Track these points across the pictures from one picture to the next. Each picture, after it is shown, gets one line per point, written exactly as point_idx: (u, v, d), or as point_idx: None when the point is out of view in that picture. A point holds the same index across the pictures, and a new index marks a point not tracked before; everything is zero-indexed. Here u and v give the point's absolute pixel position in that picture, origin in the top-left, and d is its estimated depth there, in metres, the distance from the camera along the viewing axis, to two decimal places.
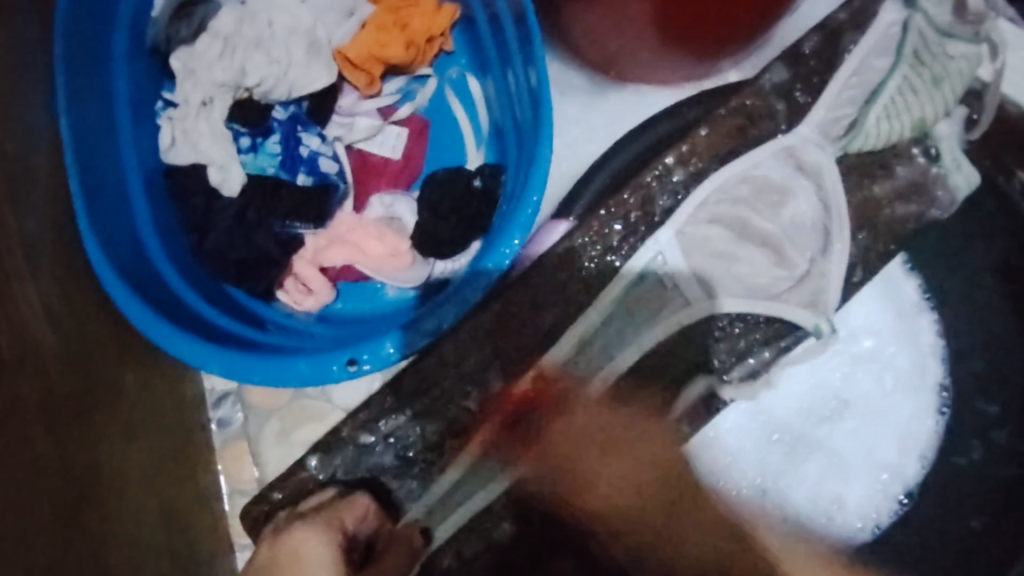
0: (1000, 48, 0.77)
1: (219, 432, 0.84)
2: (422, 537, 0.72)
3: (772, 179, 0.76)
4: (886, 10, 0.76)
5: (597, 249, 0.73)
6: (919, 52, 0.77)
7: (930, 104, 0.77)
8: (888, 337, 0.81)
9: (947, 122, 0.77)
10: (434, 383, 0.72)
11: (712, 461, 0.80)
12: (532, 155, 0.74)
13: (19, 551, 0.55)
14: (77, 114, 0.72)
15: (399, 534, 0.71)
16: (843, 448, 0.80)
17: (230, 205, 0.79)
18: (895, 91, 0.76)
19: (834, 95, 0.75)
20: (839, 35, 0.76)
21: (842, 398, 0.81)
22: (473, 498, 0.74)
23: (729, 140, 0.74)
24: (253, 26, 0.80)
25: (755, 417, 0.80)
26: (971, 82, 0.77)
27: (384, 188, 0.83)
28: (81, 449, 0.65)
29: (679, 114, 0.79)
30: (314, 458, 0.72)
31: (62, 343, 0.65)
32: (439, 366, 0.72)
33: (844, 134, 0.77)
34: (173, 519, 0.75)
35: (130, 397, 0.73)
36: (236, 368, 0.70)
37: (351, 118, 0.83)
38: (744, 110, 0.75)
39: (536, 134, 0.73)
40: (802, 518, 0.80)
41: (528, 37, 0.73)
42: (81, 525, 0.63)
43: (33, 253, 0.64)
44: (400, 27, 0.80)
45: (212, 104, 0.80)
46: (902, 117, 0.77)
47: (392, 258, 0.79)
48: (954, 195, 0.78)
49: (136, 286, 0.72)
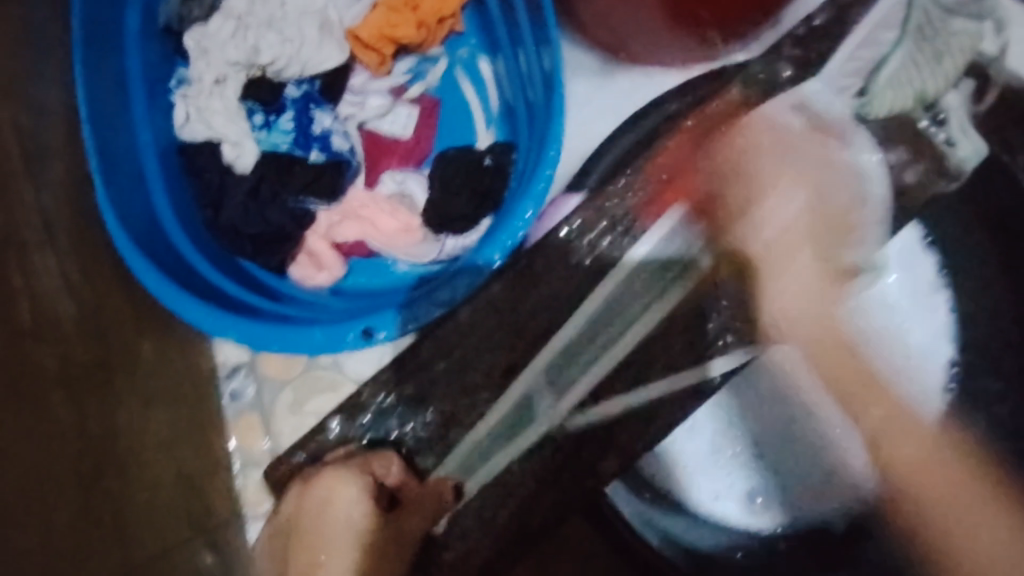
0: (1004, 23, 0.70)
1: (232, 404, 0.85)
2: (450, 495, 0.69)
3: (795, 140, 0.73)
4: None
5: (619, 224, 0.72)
6: (923, 27, 0.74)
7: (934, 76, 0.72)
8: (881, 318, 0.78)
9: (953, 92, 0.71)
10: (455, 347, 0.73)
11: (718, 434, 0.79)
12: (544, 131, 0.75)
13: (36, 509, 0.56)
14: (95, 92, 0.73)
15: (425, 496, 0.69)
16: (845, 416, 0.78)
17: (246, 177, 0.81)
18: (897, 65, 0.73)
19: (838, 65, 0.74)
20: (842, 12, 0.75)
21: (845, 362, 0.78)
22: (497, 457, 0.69)
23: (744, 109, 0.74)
24: (267, 8, 0.82)
25: (759, 386, 0.79)
26: (974, 56, 0.71)
27: (396, 166, 0.84)
28: (99, 416, 0.66)
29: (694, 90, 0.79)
30: (337, 421, 0.74)
31: (77, 312, 0.67)
32: (456, 334, 0.73)
33: (857, 99, 0.74)
34: (190, 488, 0.77)
35: (149, 368, 0.75)
36: (254, 336, 0.72)
37: (363, 97, 0.84)
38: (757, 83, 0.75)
39: (548, 110, 0.74)
40: (796, 494, 0.78)
41: (541, 20, 0.74)
42: (101, 488, 0.64)
43: (49, 224, 0.65)
44: (411, 9, 0.81)
45: (225, 82, 0.81)
46: (908, 90, 0.73)
47: (405, 233, 0.80)
48: (961, 167, 0.71)
49: (152, 256, 0.73)
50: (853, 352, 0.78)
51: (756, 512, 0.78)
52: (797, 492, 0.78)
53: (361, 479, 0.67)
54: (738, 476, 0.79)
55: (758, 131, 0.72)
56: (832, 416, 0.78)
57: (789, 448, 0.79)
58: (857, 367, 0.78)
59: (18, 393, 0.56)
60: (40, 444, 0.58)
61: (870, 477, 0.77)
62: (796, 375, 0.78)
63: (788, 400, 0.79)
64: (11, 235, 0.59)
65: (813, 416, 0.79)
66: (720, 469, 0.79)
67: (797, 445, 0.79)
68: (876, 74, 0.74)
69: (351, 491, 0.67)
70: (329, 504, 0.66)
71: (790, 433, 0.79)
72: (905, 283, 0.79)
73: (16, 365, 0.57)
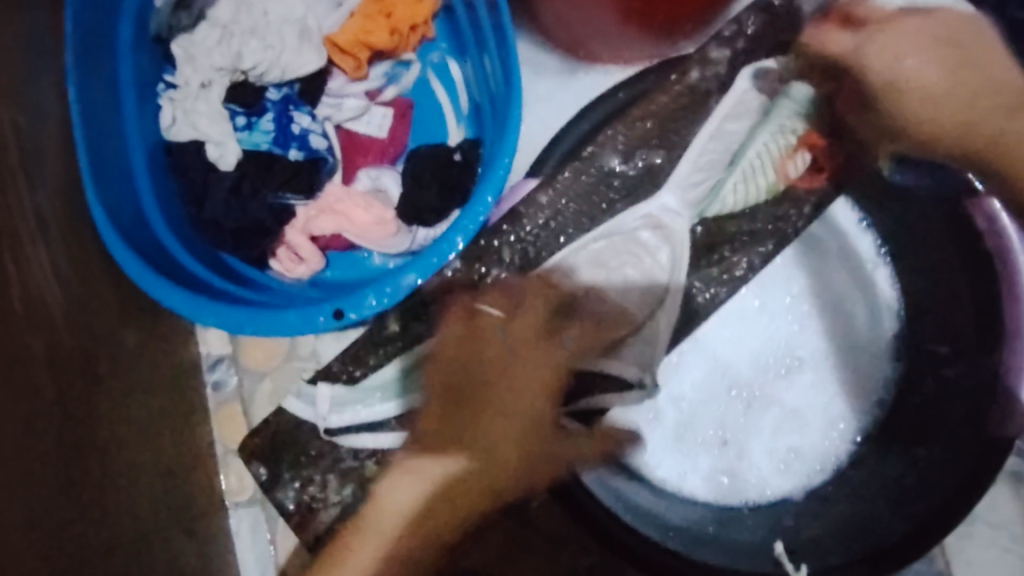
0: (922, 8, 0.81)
1: (215, 395, 0.90)
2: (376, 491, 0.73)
3: (630, 241, 0.76)
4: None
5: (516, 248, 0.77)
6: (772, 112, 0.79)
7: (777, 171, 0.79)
8: (827, 306, 0.82)
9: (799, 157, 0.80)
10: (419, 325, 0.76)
11: (676, 418, 0.80)
12: (504, 121, 0.78)
13: (26, 480, 0.59)
14: (87, 96, 0.78)
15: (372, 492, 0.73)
16: (793, 394, 0.81)
17: (226, 177, 0.85)
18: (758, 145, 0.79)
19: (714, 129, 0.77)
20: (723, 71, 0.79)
21: (798, 344, 0.81)
22: None
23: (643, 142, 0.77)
24: (250, 17, 0.87)
25: (712, 371, 0.81)
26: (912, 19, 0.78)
27: (371, 163, 0.88)
28: (83, 399, 0.70)
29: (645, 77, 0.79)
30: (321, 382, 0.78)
31: (66, 301, 0.71)
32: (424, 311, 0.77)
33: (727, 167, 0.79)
34: (169, 474, 0.81)
35: (132, 356, 0.79)
36: (228, 319, 0.76)
37: (340, 99, 0.89)
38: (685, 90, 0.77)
39: (507, 101, 0.78)
40: (762, 470, 0.79)
41: (500, 23, 0.79)
42: (84, 464, 0.68)
43: (42, 220, 0.70)
44: (385, 16, 0.87)
45: (210, 86, 0.86)
46: (701, 187, 0.78)
47: (378, 226, 0.84)
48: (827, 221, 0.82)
49: (139, 251, 0.78)
50: (800, 336, 0.81)
51: (725, 492, 0.78)
52: (764, 464, 0.79)
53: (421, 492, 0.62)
54: (703, 462, 0.80)
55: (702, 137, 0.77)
56: (784, 398, 0.81)
57: (750, 423, 0.80)
58: (810, 347, 0.81)
59: (11, 371, 0.60)
60: (28, 415, 0.61)
61: (830, 448, 0.79)
62: (746, 361, 0.81)
63: (741, 391, 0.81)
64: (10, 231, 0.64)
65: (767, 398, 0.81)
66: (682, 450, 0.80)
67: (764, 423, 0.80)
68: (711, 169, 0.78)
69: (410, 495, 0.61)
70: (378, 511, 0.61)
71: (750, 408, 0.80)
72: (843, 263, 0.82)
73: (11, 349, 0.61)
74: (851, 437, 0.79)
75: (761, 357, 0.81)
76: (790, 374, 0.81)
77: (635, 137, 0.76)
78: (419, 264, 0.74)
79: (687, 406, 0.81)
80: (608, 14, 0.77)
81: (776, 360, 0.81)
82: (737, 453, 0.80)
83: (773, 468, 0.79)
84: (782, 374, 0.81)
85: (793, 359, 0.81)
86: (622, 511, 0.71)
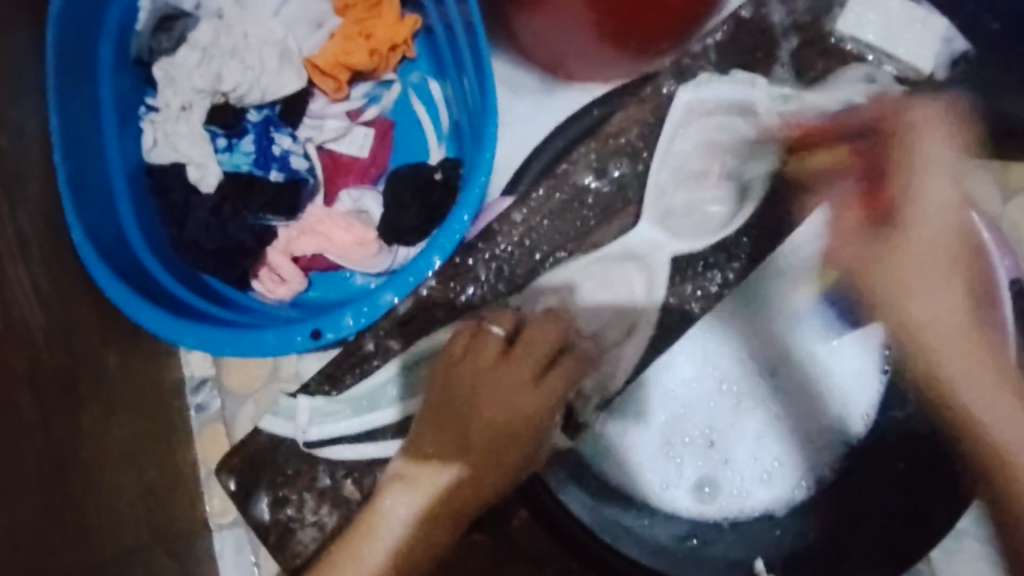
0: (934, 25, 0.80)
1: (197, 416, 0.90)
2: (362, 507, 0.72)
3: (609, 269, 0.76)
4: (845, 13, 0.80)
5: (493, 269, 0.77)
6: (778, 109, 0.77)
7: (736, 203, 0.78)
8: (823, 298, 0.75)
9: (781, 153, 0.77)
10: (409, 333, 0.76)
11: (660, 418, 0.76)
12: (479, 140, 0.79)
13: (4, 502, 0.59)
14: (67, 118, 0.79)
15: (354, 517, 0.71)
16: (782, 394, 0.76)
17: (207, 199, 0.85)
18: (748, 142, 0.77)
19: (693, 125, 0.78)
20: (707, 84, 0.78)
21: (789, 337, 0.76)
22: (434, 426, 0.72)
23: (614, 155, 0.77)
24: (230, 38, 0.87)
25: (704, 369, 0.76)
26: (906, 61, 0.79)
27: (352, 184, 0.88)
28: (64, 421, 0.70)
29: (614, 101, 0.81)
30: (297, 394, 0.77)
31: (48, 323, 0.71)
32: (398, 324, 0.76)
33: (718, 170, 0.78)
34: (151, 499, 0.80)
35: (112, 378, 0.79)
36: (208, 340, 0.76)
37: (320, 121, 0.88)
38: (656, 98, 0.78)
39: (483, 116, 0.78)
40: (749, 477, 0.75)
41: (477, 43, 0.79)
42: (63, 486, 0.68)
43: (23, 242, 0.70)
44: (365, 37, 0.87)
45: (191, 109, 0.86)
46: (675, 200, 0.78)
47: (359, 247, 0.84)
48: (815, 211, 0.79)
49: (119, 272, 0.78)
50: (792, 328, 0.76)
51: (707, 500, 0.74)
52: (750, 471, 0.75)
53: (409, 506, 0.61)
54: (688, 467, 0.75)
55: (667, 153, 0.77)
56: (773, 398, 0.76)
57: (738, 425, 0.76)
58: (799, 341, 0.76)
59: None
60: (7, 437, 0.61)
61: (817, 457, 0.75)
62: (732, 359, 0.76)
63: (730, 389, 0.76)
64: None
65: (756, 398, 0.76)
66: (666, 453, 0.75)
67: (752, 426, 0.76)
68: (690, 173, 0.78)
69: (400, 508, 0.61)
70: (374, 523, 0.60)
71: (738, 409, 0.76)
72: None
73: None
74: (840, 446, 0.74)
75: (750, 353, 0.76)
76: (779, 370, 0.76)
77: (608, 151, 0.77)
78: (397, 282, 0.74)
79: (673, 406, 0.76)
80: (586, 34, 0.77)
81: (766, 355, 0.76)
82: (722, 458, 0.75)
83: (760, 475, 0.75)
84: (770, 372, 0.76)
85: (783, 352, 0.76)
86: (603, 531, 0.71)
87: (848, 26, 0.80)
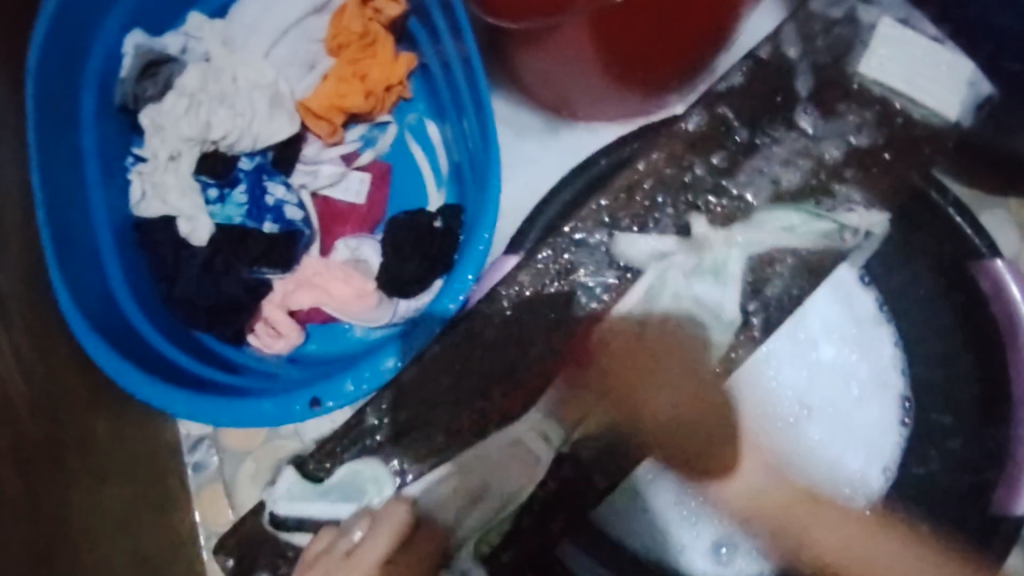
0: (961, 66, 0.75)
1: (195, 476, 0.85)
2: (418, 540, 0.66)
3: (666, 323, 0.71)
4: (867, 56, 0.72)
5: (515, 291, 0.71)
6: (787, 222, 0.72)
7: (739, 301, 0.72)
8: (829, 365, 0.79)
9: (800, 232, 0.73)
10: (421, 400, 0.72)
11: (678, 483, 0.77)
12: (480, 205, 0.75)
13: None
14: (49, 174, 0.75)
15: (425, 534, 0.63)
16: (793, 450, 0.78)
17: (198, 253, 0.81)
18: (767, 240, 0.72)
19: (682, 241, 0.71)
20: (725, 121, 0.71)
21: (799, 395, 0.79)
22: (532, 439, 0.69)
23: (651, 186, 0.71)
24: (218, 84, 0.83)
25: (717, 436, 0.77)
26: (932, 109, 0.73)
27: (349, 232, 0.85)
28: (51, 498, 0.67)
29: (616, 150, 0.78)
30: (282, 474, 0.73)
31: (33, 395, 0.68)
32: (413, 385, 0.72)
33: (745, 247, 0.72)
34: (147, 568, 0.77)
35: (102, 445, 0.75)
36: (203, 409, 0.73)
37: (315, 166, 0.85)
38: (683, 137, 0.71)
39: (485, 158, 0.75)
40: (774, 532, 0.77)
41: (476, 83, 0.76)
42: (53, 570, 0.64)
43: (5, 310, 0.67)
44: (359, 78, 0.83)
45: (179, 158, 0.83)
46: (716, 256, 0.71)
47: (359, 299, 0.80)
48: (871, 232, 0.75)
49: (105, 334, 0.75)
50: (807, 385, 0.78)
51: (726, 560, 0.77)
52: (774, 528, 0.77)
53: None
54: (706, 525, 0.77)
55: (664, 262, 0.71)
56: (791, 453, 0.78)
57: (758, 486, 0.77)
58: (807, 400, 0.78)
59: None
60: None
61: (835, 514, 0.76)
62: (752, 417, 0.77)
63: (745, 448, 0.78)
64: None
65: (777, 455, 0.77)
66: (677, 519, 0.77)
67: (777, 485, 0.77)
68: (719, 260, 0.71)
69: None
70: None
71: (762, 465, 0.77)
72: (846, 314, 0.79)
73: None
74: (859, 505, 0.76)
75: (768, 411, 0.78)
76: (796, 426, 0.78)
77: (618, 204, 0.71)
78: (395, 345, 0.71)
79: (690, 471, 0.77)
80: (593, 76, 0.74)
81: (784, 413, 0.78)
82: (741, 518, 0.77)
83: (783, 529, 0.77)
84: (788, 427, 0.78)
85: (801, 410, 0.78)
86: None
87: (871, 69, 0.72)
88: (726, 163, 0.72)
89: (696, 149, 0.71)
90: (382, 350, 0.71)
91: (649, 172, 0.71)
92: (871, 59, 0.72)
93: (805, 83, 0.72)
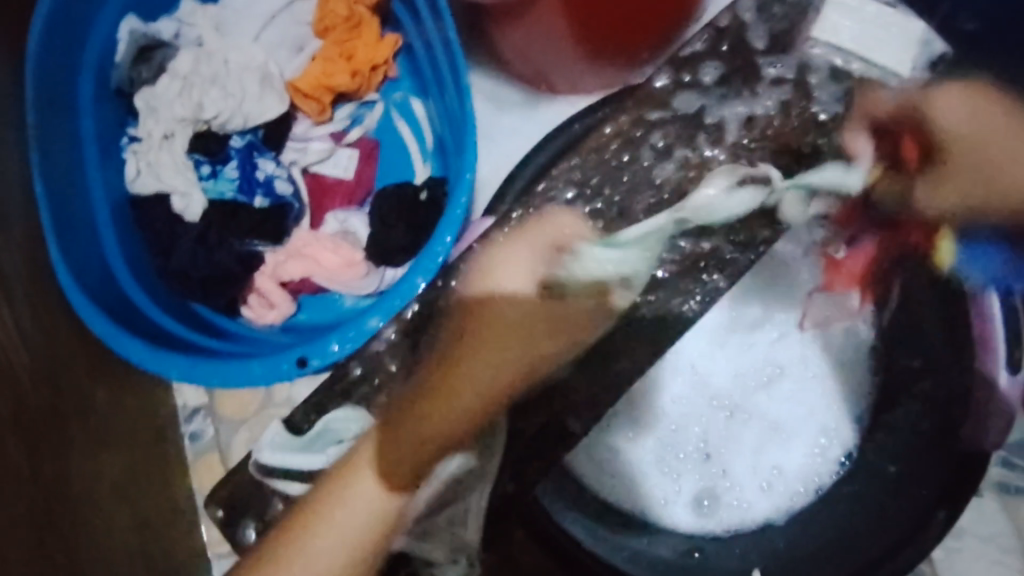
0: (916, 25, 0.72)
1: (192, 446, 0.88)
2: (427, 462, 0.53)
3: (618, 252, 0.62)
4: (818, 29, 0.72)
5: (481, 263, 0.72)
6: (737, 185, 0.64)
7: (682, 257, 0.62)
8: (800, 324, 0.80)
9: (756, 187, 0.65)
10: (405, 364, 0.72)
11: (656, 440, 0.79)
12: (457, 172, 0.80)
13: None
14: (49, 154, 0.78)
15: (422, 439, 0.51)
16: (767, 408, 0.80)
17: (192, 228, 0.85)
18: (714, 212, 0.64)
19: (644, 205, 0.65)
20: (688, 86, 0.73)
21: (772, 354, 0.80)
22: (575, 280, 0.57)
23: (638, 129, 0.71)
24: (210, 66, 0.86)
25: (695, 390, 0.80)
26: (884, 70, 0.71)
27: (338, 204, 0.88)
28: (53, 458, 0.69)
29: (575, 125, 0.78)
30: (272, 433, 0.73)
31: (36, 364, 0.70)
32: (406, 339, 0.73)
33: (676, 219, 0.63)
34: (146, 531, 0.79)
35: (102, 413, 0.78)
36: (195, 372, 0.77)
37: (304, 143, 0.88)
38: (636, 119, 0.71)
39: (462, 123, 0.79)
40: (752, 482, 0.77)
41: (452, 59, 0.79)
42: (57, 526, 0.67)
43: (10, 280, 0.70)
44: (346, 58, 0.87)
45: (173, 137, 0.86)
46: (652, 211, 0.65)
47: (347, 268, 0.84)
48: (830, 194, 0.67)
49: (102, 304, 0.78)
50: (779, 344, 0.80)
51: (708, 514, 0.76)
52: (750, 477, 0.78)
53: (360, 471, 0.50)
54: (687, 480, 0.78)
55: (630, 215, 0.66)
56: (766, 411, 0.80)
57: (734, 439, 0.79)
58: (778, 358, 0.80)
59: None
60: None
61: (814, 468, 0.76)
62: (725, 375, 0.80)
63: (721, 403, 0.80)
64: None
65: (751, 412, 0.80)
66: (656, 483, 0.77)
67: (754, 438, 0.79)
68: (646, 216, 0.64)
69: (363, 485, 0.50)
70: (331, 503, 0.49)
71: (735, 423, 0.80)
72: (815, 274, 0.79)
73: None
74: (835, 457, 0.76)
75: (743, 368, 0.80)
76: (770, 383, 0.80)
77: (592, 165, 0.69)
78: (383, 307, 0.75)
79: (669, 425, 0.79)
80: (566, 47, 0.76)
81: (757, 371, 0.80)
82: (720, 471, 0.78)
83: (759, 481, 0.77)
84: (762, 386, 0.80)
85: (774, 367, 0.80)
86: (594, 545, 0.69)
87: (822, 33, 0.72)
88: (693, 115, 0.72)
89: (658, 120, 0.71)
90: (369, 311, 0.76)
91: (615, 131, 0.71)
92: (824, 29, 0.72)
93: (759, 38, 0.73)
